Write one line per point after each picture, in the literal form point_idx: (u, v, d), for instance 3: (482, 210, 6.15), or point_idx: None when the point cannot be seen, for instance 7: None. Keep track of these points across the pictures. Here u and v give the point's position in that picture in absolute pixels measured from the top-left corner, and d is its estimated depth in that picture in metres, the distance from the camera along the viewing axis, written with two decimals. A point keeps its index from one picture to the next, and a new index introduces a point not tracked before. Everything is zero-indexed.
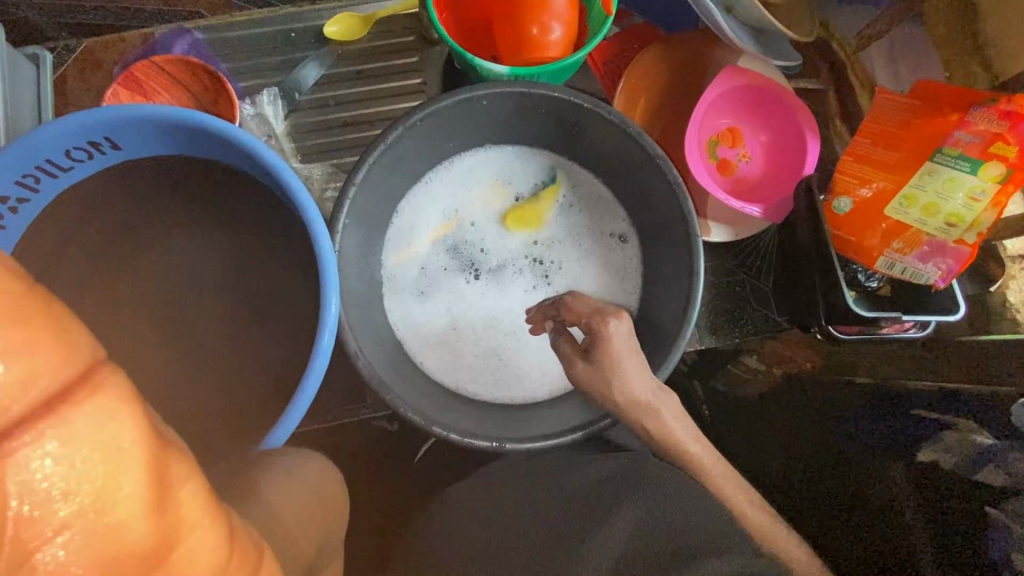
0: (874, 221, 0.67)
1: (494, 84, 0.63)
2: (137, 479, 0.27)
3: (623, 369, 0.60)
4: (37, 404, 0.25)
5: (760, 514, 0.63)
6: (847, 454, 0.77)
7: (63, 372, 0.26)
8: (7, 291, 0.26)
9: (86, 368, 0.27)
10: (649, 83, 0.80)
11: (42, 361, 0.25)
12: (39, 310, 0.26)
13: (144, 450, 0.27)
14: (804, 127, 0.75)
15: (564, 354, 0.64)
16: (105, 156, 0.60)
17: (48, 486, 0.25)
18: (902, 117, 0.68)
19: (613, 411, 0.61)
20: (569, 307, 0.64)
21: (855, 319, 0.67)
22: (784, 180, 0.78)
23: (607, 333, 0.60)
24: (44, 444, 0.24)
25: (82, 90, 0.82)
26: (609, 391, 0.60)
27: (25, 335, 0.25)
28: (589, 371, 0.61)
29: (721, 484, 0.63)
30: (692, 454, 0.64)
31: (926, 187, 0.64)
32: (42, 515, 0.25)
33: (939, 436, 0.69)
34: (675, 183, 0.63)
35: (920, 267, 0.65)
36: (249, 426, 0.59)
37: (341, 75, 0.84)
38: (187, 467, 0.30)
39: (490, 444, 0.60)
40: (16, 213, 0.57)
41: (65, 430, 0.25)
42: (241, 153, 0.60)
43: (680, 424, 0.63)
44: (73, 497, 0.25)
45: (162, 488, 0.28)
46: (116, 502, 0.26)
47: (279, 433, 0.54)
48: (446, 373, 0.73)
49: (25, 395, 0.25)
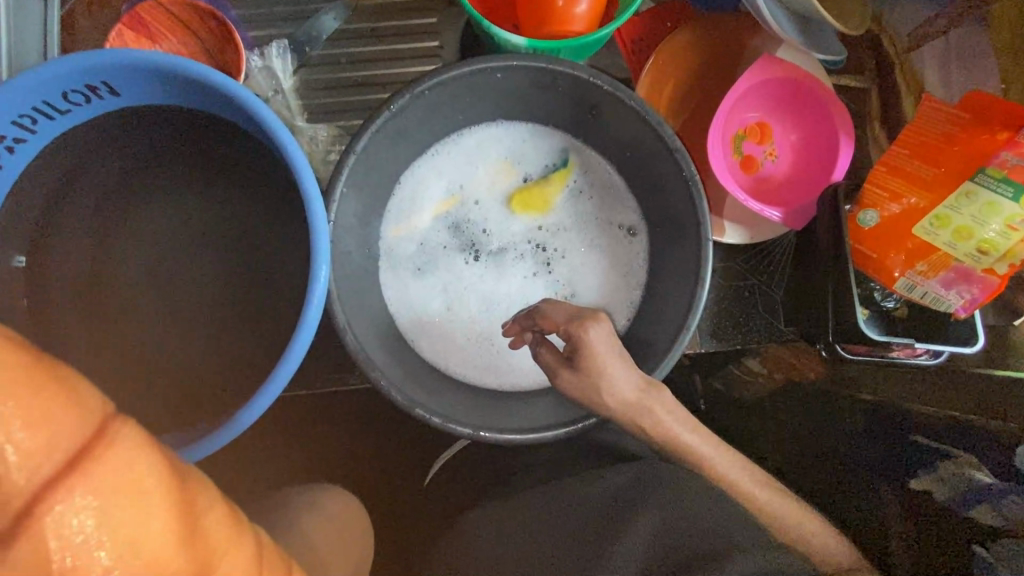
0: (900, 239, 0.63)
1: (508, 56, 0.60)
2: (163, 518, 0.29)
3: (608, 372, 0.58)
4: (61, 465, 0.27)
5: (767, 491, 0.62)
6: (841, 468, 0.77)
7: (81, 432, 0.28)
8: (20, 366, 0.28)
9: (99, 425, 0.29)
10: (678, 67, 0.75)
11: (57, 423, 0.27)
12: (47, 376, 0.28)
13: (166, 490, 0.30)
14: (839, 127, 0.70)
15: (547, 365, 0.61)
16: (102, 101, 0.58)
17: (86, 539, 0.27)
18: (946, 131, 0.62)
19: (599, 412, 0.59)
20: (546, 319, 0.62)
21: (865, 341, 0.63)
22: (809, 183, 0.73)
23: (588, 339, 0.58)
24: (75, 500, 0.27)
25: (89, 27, 0.78)
26: (595, 395, 0.59)
27: (39, 403, 0.27)
28: (573, 379, 0.60)
29: (723, 469, 0.63)
30: (688, 444, 0.62)
31: (962, 210, 0.58)
32: (84, 563, 0.27)
33: (935, 465, 0.66)
34: (690, 181, 0.60)
35: (942, 294, 0.62)
36: (242, 391, 0.60)
37: (354, 33, 0.80)
38: (206, 488, 0.33)
39: (466, 430, 0.59)
40: (13, 152, 0.56)
41: (91, 484, 0.27)
42: (239, 110, 0.57)
43: (670, 409, 0.61)
44: (106, 545, 0.27)
45: (187, 522, 0.30)
46: (149, 541, 0.28)
47: (245, 417, 0.53)
48: (437, 354, 0.71)
49: (51, 457, 0.27)
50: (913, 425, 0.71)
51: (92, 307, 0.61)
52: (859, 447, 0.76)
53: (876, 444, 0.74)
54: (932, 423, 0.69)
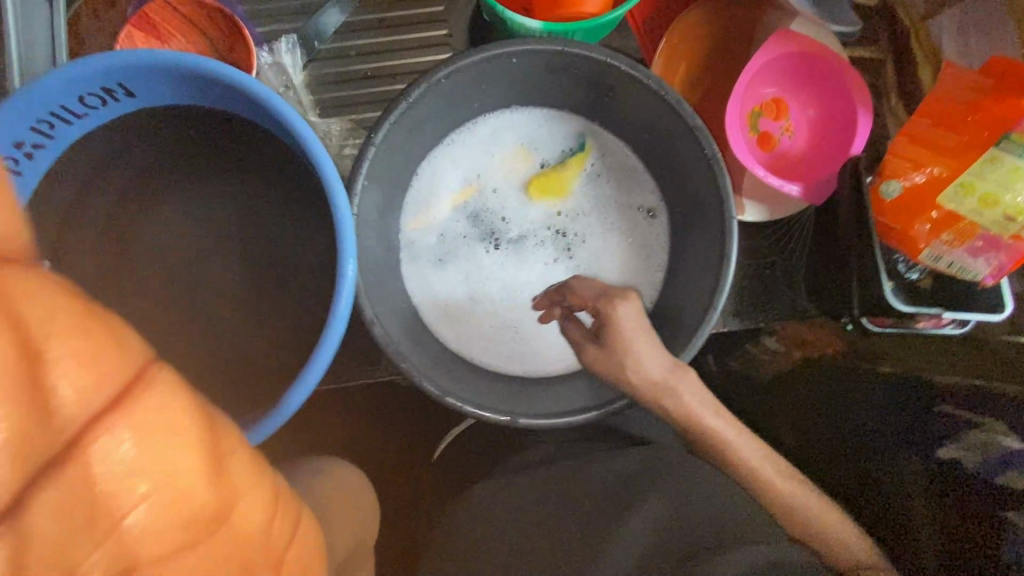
0: (924, 209, 0.63)
1: (524, 40, 0.59)
2: (195, 457, 0.28)
3: (635, 353, 0.59)
4: (104, 403, 0.25)
5: (790, 483, 0.60)
6: (858, 441, 0.74)
7: (123, 368, 0.26)
8: (62, 308, 0.25)
9: (139, 365, 0.27)
10: (692, 46, 0.74)
11: (105, 357, 0.26)
12: (91, 317, 0.26)
13: (199, 428, 0.29)
14: (857, 100, 0.70)
15: (575, 341, 0.63)
16: (117, 103, 0.59)
17: (120, 470, 0.25)
18: (968, 98, 0.61)
19: (627, 393, 0.59)
20: (572, 295, 0.64)
21: (892, 312, 0.64)
22: (828, 158, 0.73)
23: (616, 315, 0.60)
24: (119, 438, 0.25)
25: (94, 28, 0.77)
26: (621, 373, 0.59)
27: (89, 343, 0.25)
28: (600, 354, 0.61)
29: (746, 458, 0.61)
30: (711, 429, 0.61)
31: (987, 176, 0.57)
32: (120, 493, 0.26)
33: (962, 434, 0.65)
34: (711, 158, 0.60)
35: (970, 263, 0.62)
36: (274, 386, 0.61)
37: (362, 24, 0.79)
38: (234, 439, 0.32)
39: (503, 418, 0.60)
40: (33, 158, 0.57)
41: (136, 420, 0.26)
42: (252, 105, 0.58)
43: (696, 386, 0.61)
44: (141, 480, 0.26)
45: (217, 460, 0.29)
46: (184, 478, 0.27)
47: (290, 403, 0.53)
48: (462, 343, 0.71)
49: (97, 391, 0.25)
50: (936, 395, 0.70)
51: (118, 311, 0.62)
52: (878, 420, 0.72)
53: (897, 416, 0.71)
54: (955, 391, 0.69)
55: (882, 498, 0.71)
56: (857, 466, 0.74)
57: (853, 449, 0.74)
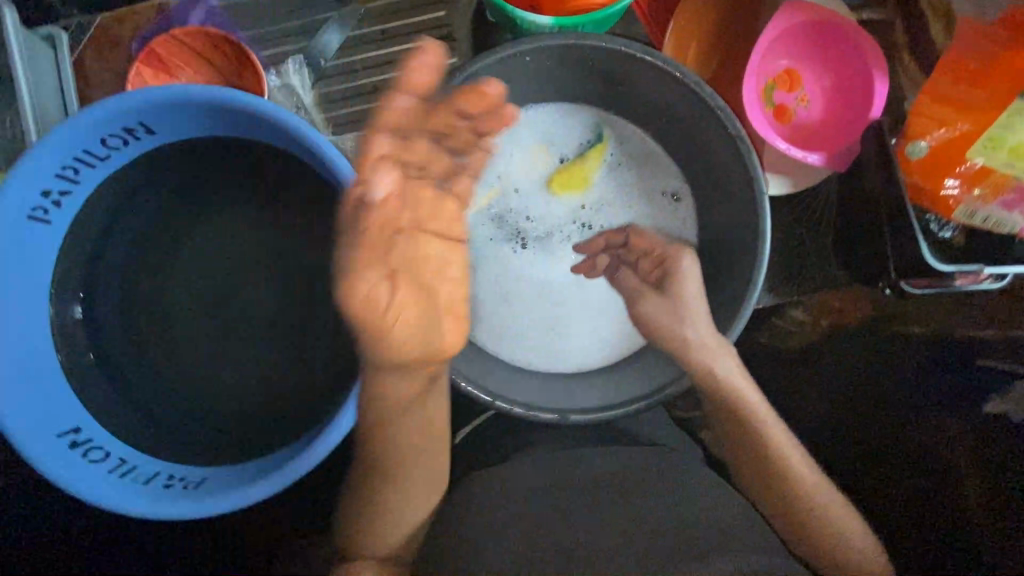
0: (952, 166, 0.63)
1: (536, 38, 0.60)
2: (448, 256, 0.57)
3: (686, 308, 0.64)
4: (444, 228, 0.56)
5: (814, 475, 0.61)
6: (900, 400, 0.72)
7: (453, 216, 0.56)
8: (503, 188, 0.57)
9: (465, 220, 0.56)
10: (699, 28, 0.73)
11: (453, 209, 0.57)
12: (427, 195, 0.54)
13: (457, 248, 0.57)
14: (871, 65, 0.69)
15: (633, 287, 0.70)
16: (140, 144, 0.57)
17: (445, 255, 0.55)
18: (985, 51, 0.61)
19: (681, 354, 0.63)
20: (632, 245, 0.72)
21: (929, 272, 0.64)
22: (846, 125, 0.72)
23: (681, 267, 0.67)
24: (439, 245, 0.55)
25: (100, 67, 0.77)
26: (679, 327, 0.64)
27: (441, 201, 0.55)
28: (658, 303, 0.66)
29: (782, 439, 0.62)
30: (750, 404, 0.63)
31: (1015, 128, 0.59)
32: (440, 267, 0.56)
33: (1006, 386, 0.66)
34: (737, 136, 0.60)
35: (1006, 215, 0.62)
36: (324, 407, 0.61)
37: (366, 37, 0.79)
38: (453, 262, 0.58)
39: (551, 417, 0.62)
40: (60, 205, 0.55)
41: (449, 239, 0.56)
42: (277, 133, 0.57)
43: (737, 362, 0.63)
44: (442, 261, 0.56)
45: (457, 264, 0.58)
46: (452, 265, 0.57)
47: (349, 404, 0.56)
48: (500, 346, 0.72)
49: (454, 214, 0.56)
50: (972, 350, 0.71)
51: None
52: (921, 379, 0.71)
53: (939, 374, 0.71)
54: (987, 343, 0.71)
55: (922, 459, 0.69)
56: (895, 427, 0.71)
57: (893, 408, 0.72)
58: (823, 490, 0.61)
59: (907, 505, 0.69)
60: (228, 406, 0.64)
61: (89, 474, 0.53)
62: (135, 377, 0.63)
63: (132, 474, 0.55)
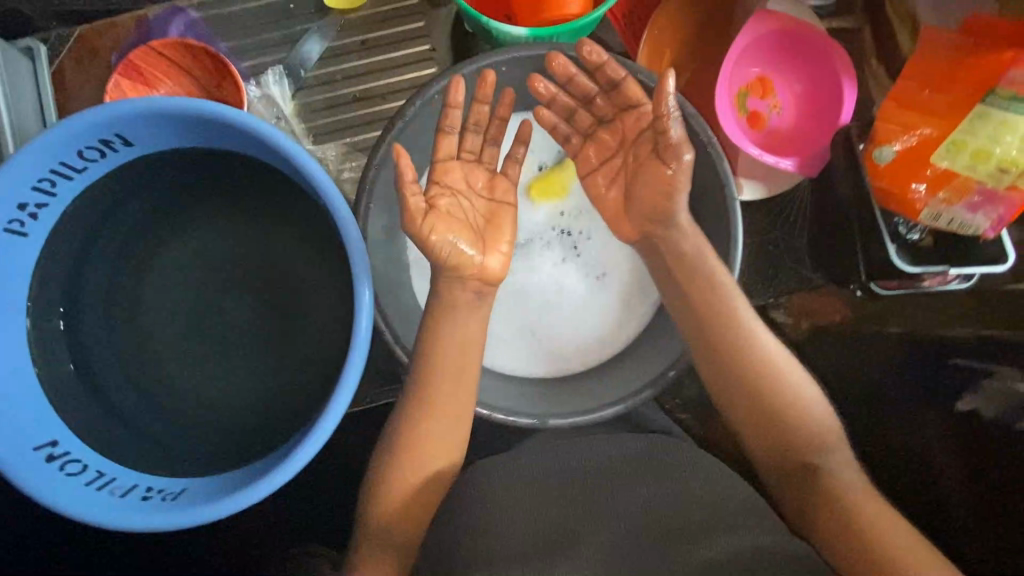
0: (918, 169, 0.64)
1: (509, 49, 0.62)
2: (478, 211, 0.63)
3: (685, 175, 0.60)
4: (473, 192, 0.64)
5: (815, 448, 0.58)
6: (892, 390, 0.76)
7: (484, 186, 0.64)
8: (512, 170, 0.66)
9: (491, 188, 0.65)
10: (673, 37, 0.75)
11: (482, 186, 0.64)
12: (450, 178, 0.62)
13: (483, 207, 0.64)
14: (840, 71, 0.71)
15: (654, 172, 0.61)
16: (117, 155, 0.57)
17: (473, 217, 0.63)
18: (948, 57, 0.62)
19: (697, 297, 0.62)
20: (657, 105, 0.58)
21: (895, 273, 0.66)
22: (818, 129, 0.74)
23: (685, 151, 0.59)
24: (457, 206, 0.62)
25: (79, 79, 0.77)
26: (700, 254, 0.62)
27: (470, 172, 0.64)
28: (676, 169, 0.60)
29: (779, 425, 0.59)
30: (754, 381, 0.60)
31: (976, 132, 0.59)
32: (474, 227, 0.62)
33: (982, 382, 0.69)
34: (708, 145, 0.61)
35: (970, 219, 0.64)
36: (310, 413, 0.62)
37: (345, 48, 0.80)
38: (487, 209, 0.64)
39: (530, 421, 0.63)
40: (37, 218, 0.55)
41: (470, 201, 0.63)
42: (256, 143, 0.57)
43: (748, 313, 0.61)
44: (475, 224, 0.63)
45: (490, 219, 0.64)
46: (484, 221, 0.63)
47: (338, 404, 0.55)
48: (484, 352, 0.72)
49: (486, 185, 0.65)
50: (952, 349, 0.73)
51: None
52: (903, 373, 0.76)
53: (922, 367, 0.75)
54: (971, 342, 0.72)
55: (907, 442, 0.74)
56: (883, 415, 0.76)
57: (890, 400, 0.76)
58: (823, 460, 0.58)
59: (898, 483, 0.74)
60: (210, 414, 0.64)
61: (67, 487, 0.52)
62: (113, 389, 0.62)
63: (108, 486, 0.55)
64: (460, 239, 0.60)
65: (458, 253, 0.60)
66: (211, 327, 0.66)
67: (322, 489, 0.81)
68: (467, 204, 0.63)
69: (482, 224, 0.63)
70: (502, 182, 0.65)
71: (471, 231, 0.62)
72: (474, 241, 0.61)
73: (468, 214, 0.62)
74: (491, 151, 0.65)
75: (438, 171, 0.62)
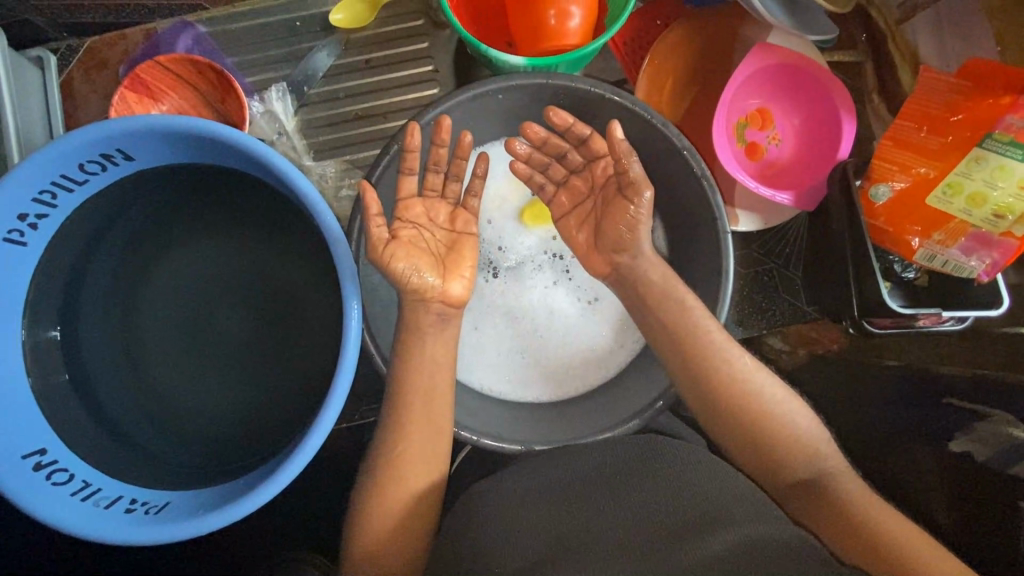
0: (915, 210, 0.64)
1: (507, 78, 0.61)
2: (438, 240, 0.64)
3: (647, 213, 0.61)
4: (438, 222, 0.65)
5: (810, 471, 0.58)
6: (885, 430, 0.72)
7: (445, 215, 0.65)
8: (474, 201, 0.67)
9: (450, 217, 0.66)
10: (675, 67, 0.75)
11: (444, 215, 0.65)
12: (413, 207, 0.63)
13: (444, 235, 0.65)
14: (839, 106, 0.71)
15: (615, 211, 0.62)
16: (118, 168, 0.58)
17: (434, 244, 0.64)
18: (948, 100, 0.63)
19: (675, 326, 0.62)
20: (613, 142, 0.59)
21: (888, 313, 0.64)
22: (815, 163, 0.74)
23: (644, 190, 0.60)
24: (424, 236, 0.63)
25: (88, 90, 0.79)
26: (671, 282, 0.63)
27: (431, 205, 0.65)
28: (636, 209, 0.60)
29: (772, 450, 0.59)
30: (738, 407, 0.59)
31: (973, 175, 0.60)
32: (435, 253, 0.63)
33: (972, 424, 0.65)
34: (702, 177, 0.61)
35: (964, 261, 0.62)
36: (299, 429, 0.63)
37: (348, 66, 0.81)
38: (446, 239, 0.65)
39: (516, 448, 0.62)
40: (37, 228, 0.56)
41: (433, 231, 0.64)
42: (252, 161, 0.58)
43: (720, 337, 0.60)
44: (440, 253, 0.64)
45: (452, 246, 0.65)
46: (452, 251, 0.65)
47: (325, 421, 0.54)
48: (473, 374, 0.72)
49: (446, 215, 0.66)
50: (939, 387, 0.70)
51: None
52: (894, 410, 0.72)
53: (911, 409, 0.71)
54: (961, 380, 0.69)
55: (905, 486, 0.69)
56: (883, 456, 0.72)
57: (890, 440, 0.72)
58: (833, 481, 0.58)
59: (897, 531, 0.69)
60: (200, 424, 0.65)
61: (51, 497, 0.53)
62: (105, 400, 0.63)
63: (94, 497, 0.55)
64: (422, 265, 0.61)
65: (418, 278, 0.60)
66: (206, 339, 0.67)
67: (314, 497, 0.81)
68: (428, 235, 0.63)
69: (444, 251, 0.64)
70: (462, 214, 0.66)
71: (434, 260, 0.62)
72: (435, 269, 0.62)
73: (430, 244, 0.63)
74: (452, 186, 0.66)
75: (401, 207, 0.62)
